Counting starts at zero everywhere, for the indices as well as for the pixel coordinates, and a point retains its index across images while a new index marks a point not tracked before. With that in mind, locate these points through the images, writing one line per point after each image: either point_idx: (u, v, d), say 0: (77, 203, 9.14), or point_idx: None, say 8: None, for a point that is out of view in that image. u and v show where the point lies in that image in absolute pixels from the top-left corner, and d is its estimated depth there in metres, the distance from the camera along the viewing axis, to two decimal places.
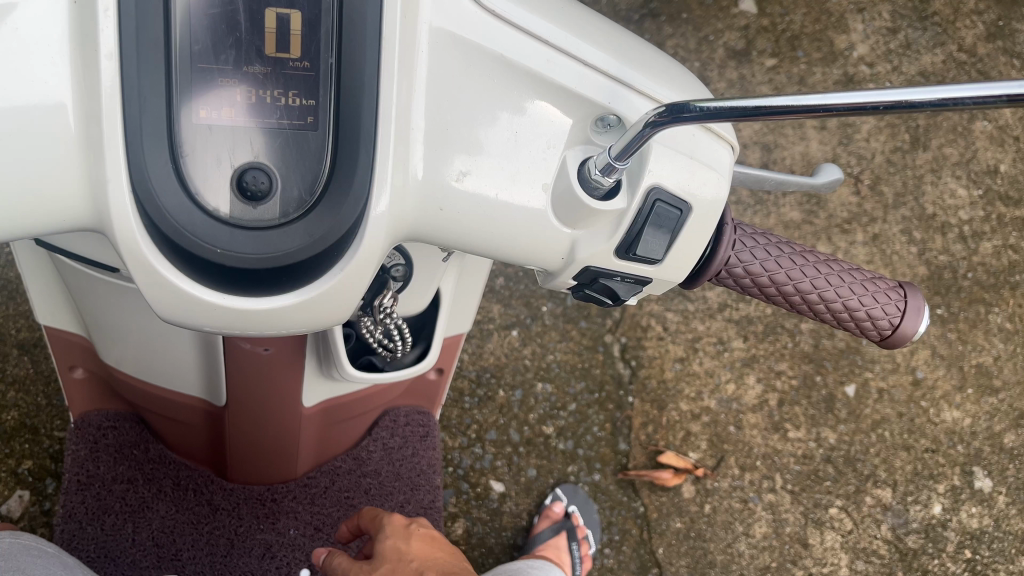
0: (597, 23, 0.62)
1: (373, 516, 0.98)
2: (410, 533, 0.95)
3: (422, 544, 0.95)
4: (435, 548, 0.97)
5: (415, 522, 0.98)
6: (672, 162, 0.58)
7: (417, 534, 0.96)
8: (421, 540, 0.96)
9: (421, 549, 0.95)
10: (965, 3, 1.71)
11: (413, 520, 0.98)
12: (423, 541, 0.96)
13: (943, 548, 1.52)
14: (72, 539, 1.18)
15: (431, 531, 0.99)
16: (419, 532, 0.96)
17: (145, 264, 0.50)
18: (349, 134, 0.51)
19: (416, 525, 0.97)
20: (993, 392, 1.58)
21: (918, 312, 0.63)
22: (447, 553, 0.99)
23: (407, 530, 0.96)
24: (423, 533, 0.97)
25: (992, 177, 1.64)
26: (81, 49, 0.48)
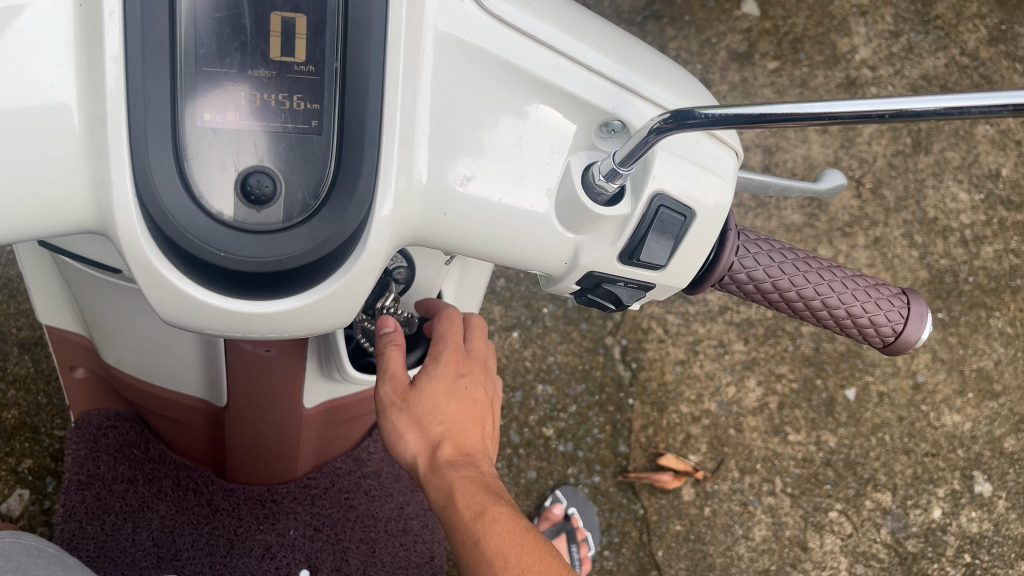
0: (601, 28, 0.62)
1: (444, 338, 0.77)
2: (454, 391, 0.74)
3: (461, 407, 0.75)
4: (476, 415, 0.76)
5: (467, 376, 0.76)
6: (677, 167, 0.58)
7: (463, 394, 0.75)
8: (462, 401, 0.75)
9: (455, 414, 0.74)
10: (968, 7, 1.71)
11: (468, 370, 0.76)
12: (464, 404, 0.75)
13: (943, 552, 1.52)
14: (72, 539, 1.19)
15: (485, 385, 0.78)
16: (468, 391, 0.76)
17: (150, 267, 0.50)
18: (354, 138, 0.51)
19: (468, 378, 0.76)
20: (994, 396, 1.58)
21: (921, 318, 0.63)
22: (488, 421, 0.78)
23: (456, 381, 0.75)
24: (471, 392, 0.76)
25: (994, 181, 1.64)
26: (86, 50, 0.48)
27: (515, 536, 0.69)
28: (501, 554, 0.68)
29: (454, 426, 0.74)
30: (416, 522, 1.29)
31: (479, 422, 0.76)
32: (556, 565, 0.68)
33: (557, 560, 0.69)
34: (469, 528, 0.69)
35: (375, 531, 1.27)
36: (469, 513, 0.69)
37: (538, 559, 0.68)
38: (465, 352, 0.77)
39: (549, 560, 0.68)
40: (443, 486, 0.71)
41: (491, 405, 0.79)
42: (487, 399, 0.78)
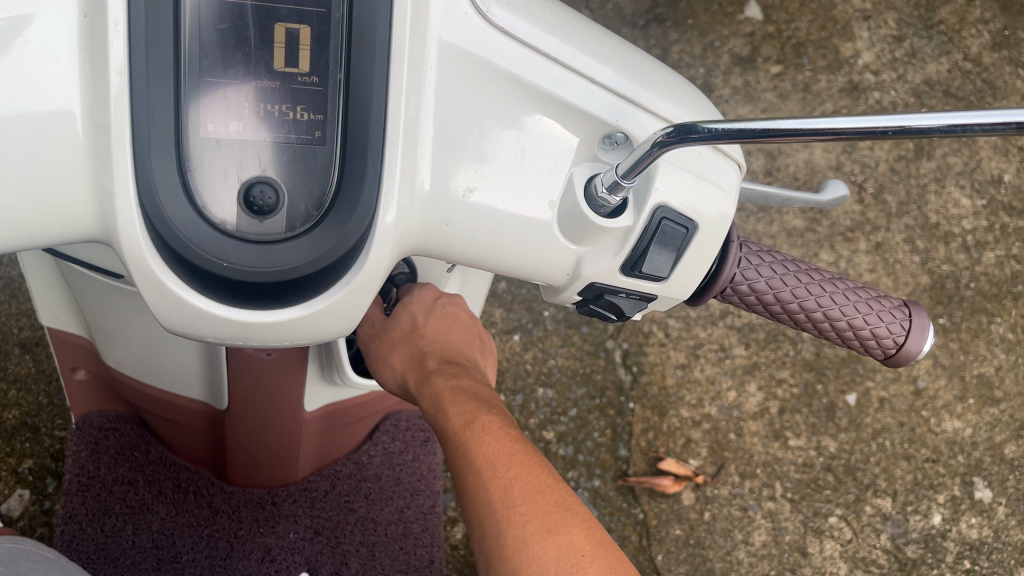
0: (603, 38, 0.62)
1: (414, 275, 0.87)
2: (431, 309, 0.84)
3: (439, 325, 0.84)
4: (455, 333, 0.85)
5: (443, 300, 0.86)
6: (679, 180, 0.58)
7: (440, 314, 0.85)
8: (440, 319, 0.84)
9: (434, 330, 0.83)
10: (971, 12, 1.70)
11: (443, 296, 0.86)
12: (442, 323, 0.84)
13: (943, 558, 1.53)
14: (72, 540, 1.18)
15: (461, 308, 0.88)
16: (444, 309, 0.85)
17: (152, 277, 0.50)
18: (358, 150, 0.51)
19: (444, 300, 0.86)
20: (995, 402, 1.58)
21: (923, 331, 0.63)
22: (469, 341, 0.87)
23: (433, 304, 0.85)
24: (450, 311, 0.86)
25: (996, 186, 1.64)
26: (92, 60, 0.48)
27: (501, 444, 0.70)
28: (489, 461, 0.69)
29: (435, 340, 0.83)
30: (416, 525, 1.29)
31: (459, 338, 0.86)
32: (544, 475, 0.68)
33: (546, 470, 0.69)
34: (460, 436, 0.72)
35: (375, 534, 1.27)
36: (459, 421, 0.73)
37: (523, 464, 0.69)
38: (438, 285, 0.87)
39: (536, 470, 0.68)
40: (434, 390, 0.78)
41: (470, 330, 0.88)
42: (465, 322, 0.88)
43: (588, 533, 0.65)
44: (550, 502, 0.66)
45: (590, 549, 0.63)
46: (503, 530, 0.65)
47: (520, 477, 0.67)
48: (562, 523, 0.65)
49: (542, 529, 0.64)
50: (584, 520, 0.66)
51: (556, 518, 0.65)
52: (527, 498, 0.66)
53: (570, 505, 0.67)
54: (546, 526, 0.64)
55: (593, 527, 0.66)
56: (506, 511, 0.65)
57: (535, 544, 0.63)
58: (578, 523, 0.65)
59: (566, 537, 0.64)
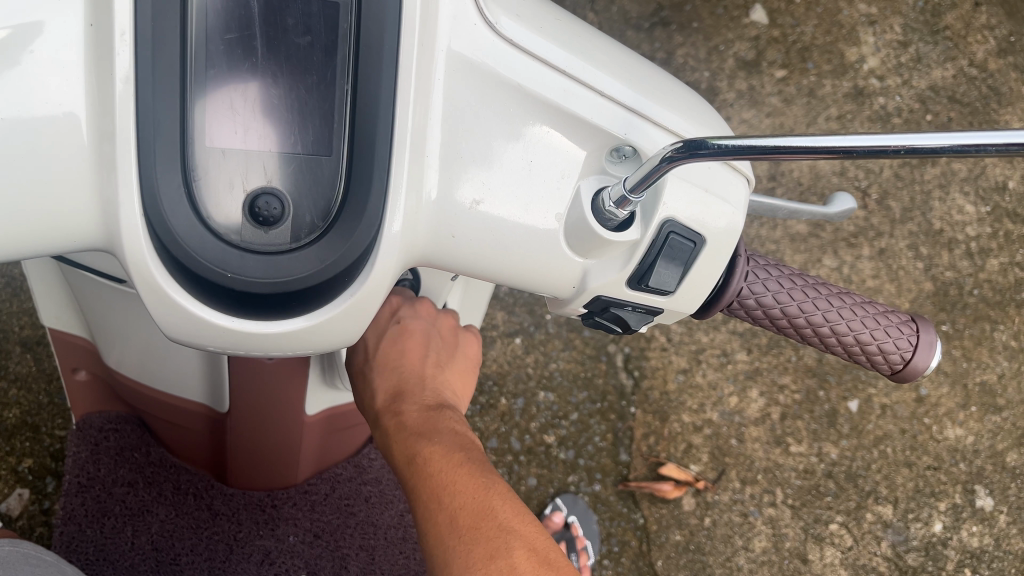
0: (610, 49, 0.62)
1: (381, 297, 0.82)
2: (380, 336, 0.78)
3: (390, 351, 0.78)
4: (411, 358, 0.78)
5: (396, 321, 0.79)
6: (687, 194, 0.58)
7: (393, 338, 0.78)
8: (390, 344, 0.78)
9: (385, 357, 0.78)
10: (977, 18, 1.69)
11: (397, 316, 0.79)
12: (394, 348, 0.78)
13: (943, 566, 1.52)
14: (72, 542, 1.18)
15: (420, 323, 0.79)
16: (394, 332, 0.78)
17: (156, 287, 0.49)
18: (364, 159, 0.51)
19: (397, 320, 0.79)
20: (997, 410, 1.57)
21: (930, 346, 0.63)
22: (431, 359, 0.79)
23: (382, 328, 0.79)
24: (407, 329, 0.79)
25: (1000, 193, 1.63)
26: (97, 69, 0.47)
27: (444, 471, 0.69)
28: (433, 490, 0.68)
29: (386, 369, 0.78)
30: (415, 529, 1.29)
31: (417, 359, 0.78)
32: (489, 497, 0.68)
33: (491, 489, 0.69)
34: (404, 468, 0.71)
35: (375, 538, 1.26)
36: (404, 456, 0.72)
37: (468, 491, 0.68)
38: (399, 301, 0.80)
39: (482, 492, 0.68)
40: (382, 428, 0.75)
41: (434, 344, 0.80)
42: (425, 337, 0.79)
43: (531, 555, 0.66)
44: (492, 527, 0.66)
45: (531, 570, 0.64)
46: (446, 559, 0.65)
47: (463, 506, 0.67)
48: (505, 548, 0.65)
49: (485, 555, 0.64)
50: (528, 541, 0.66)
51: (500, 543, 0.66)
52: (469, 525, 0.66)
53: (515, 526, 0.67)
54: (488, 552, 0.65)
55: (537, 548, 0.66)
56: (448, 541, 0.66)
57: (479, 572, 0.64)
58: (522, 546, 0.66)
59: (508, 561, 0.64)
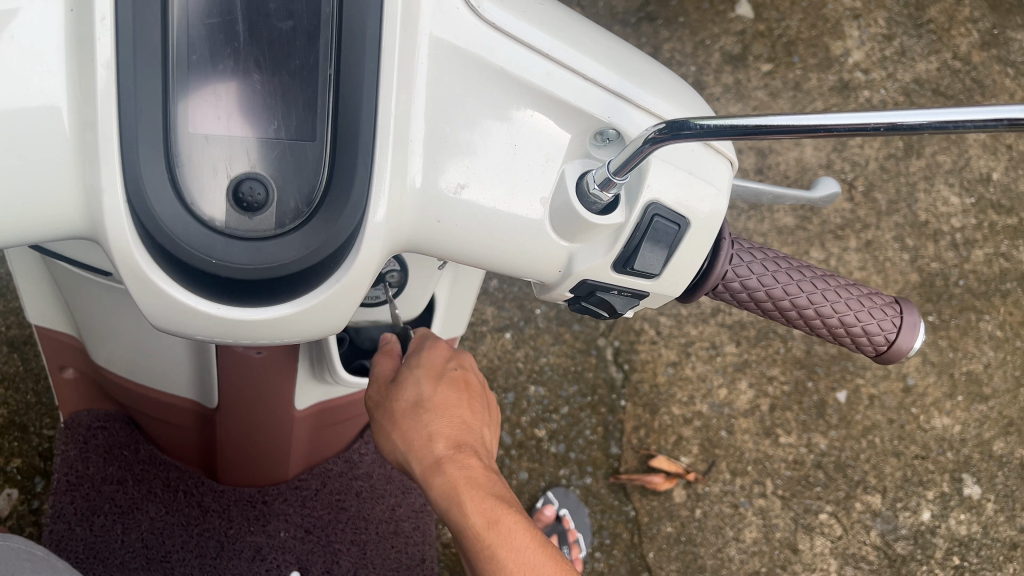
0: (595, 35, 0.62)
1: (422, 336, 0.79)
2: (440, 377, 0.74)
3: (451, 394, 0.74)
4: (468, 404, 0.75)
5: (454, 363, 0.76)
6: (671, 177, 0.58)
7: (454, 380, 0.75)
8: (451, 388, 0.74)
9: (445, 401, 0.73)
10: (960, 11, 1.71)
11: (454, 358, 0.76)
12: (454, 391, 0.74)
13: (931, 554, 1.53)
14: (61, 540, 1.17)
15: (469, 369, 0.78)
16: (454, 377, 0.75)
17: (141, 275, 0.49)
18: (348, 144, 0.51)
19: (453, 363, 0.76)
20: (983, 399, 1.58)
21: (914, 328, 0.63)
22: (480, 412, 0.76)
23: (439, 370, 0.75)
24: (459, 376, 0.76)
25: (984, 185, 1.65)
26: (77, 56, 0.47)
27: (523, 541, 0.72)
28: (514, 560, 0.72)
29: (446, 414, 0.73)
30: (407, 523, 1.29)
31: (471, 412, 0.75)
32: (556, 561, 0.74)
33: (555, 553, 0.74)
34: (480, 535, 0.71)
35: (367, 533, 1.26)
36: (483, 521, 0.71)
37: (543, 558, 0.73)
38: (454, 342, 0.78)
39: (550, 559, 0.73)
40: (448, 485, 0.71)
41: (483, 396, 0.78)
42: (477, 387, 0.77)
43: None
44: None
45: None
46: None
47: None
48: None
49: None
50: None
51: None
52: None
53: None
54: None
55: None
56: None
57: None
58: None
59: None
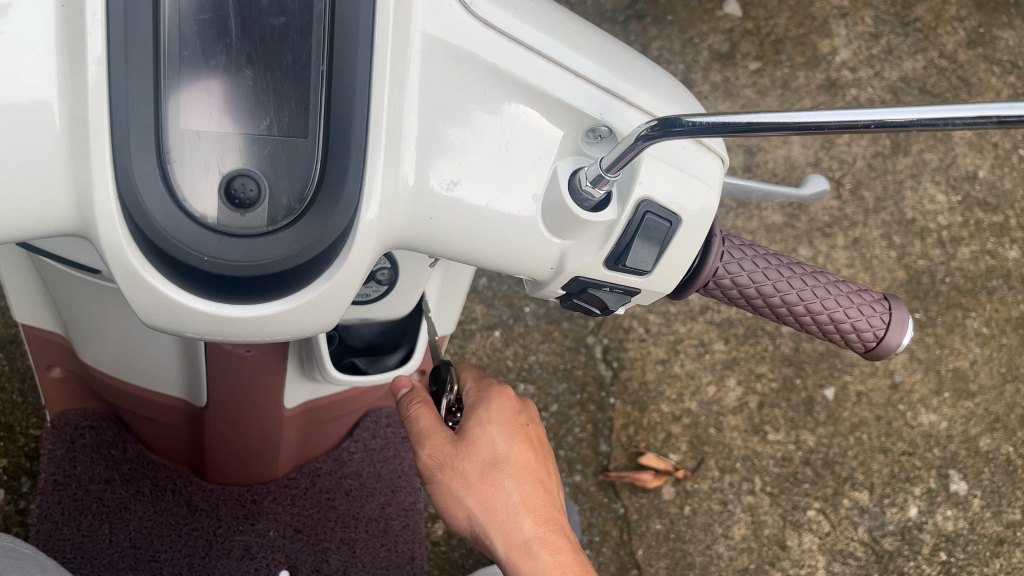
0: (588, 33, 0.62)
1: (478, 378, 0.81)
2: (514, 436, 0.78)
3: (525, 454, 0.78)
4: (539, 463, 0.79)
5: (524, 417, 0.80)
6: (663, 175, 0.58)
7: (523, 434, 0.79)
8: (524, 446, 0.79)
9: (520, 462, 0.78)
10: (946, 10, 1.72)
11: (523, 411, 0.80)
12: (527, 449, 0.79)
13: (918, 550, 1.54)
14: (48, 540, 1.16)
15: (534, 420, 0.82)
16: (526, 435, 0.79)
17: (131, 272, 0.49)
18: (339, 140, 0.50)
19: (523, 418, 0.80)
20: (970, 396, 1.59)
21: (902, 324, 0.64)
22: (547, 466, 0.81)
23: (513, 427, 0.78)
24: (528, 432, 0.80)
25: (970, 182, 1.66)
26: (69, 52, 0.47)
27: None
28: None
29: (521, 476, 0.77)
30: (397, 522, 1.28)
31: (542, 471, 0.80)
32: None
33: None
34: None
35: (356, 531, 1.26)
36: None
37: None
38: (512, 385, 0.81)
39: None
40: (536, 561, 0.76)
41: (545, 447, 0.83)
42: (540, 439, 0.82)
43: None
44: None
45: None
46: None
47: None
48: None
49: None
50: None
51: None
52: None
53: None
54: None
55: None
56: None
57: None
58: None
59: None
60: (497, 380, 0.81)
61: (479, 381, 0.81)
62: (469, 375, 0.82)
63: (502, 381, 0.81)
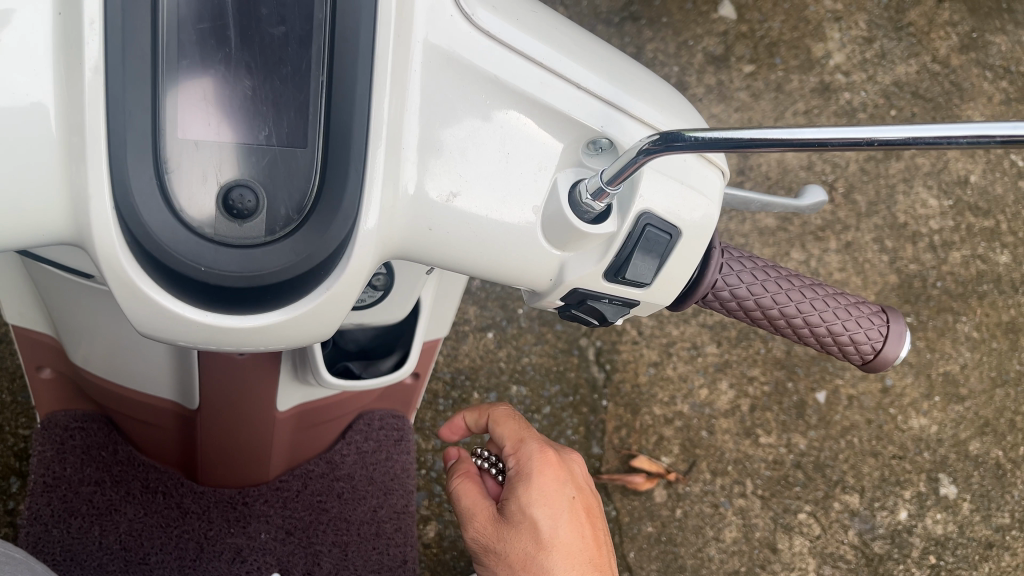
0: (589, 44, 0.62)
1: (514, 442, 0.85)
2: (559, 519, 0.81)
3: (572, 535, 0.82)
4: (585, 542, 0.83)
5: (570, 494, 0.83)
6: (662, 188, 0.58)
7: (567, 511, 0.82)
8: (570, 526, 0.82)
9: (567, 544, 0.81)
10: (940, 15, 1.72)
11: (569, 488, 0.84)
12: (573, 529, 0.82)
13: (908, 553, 1.55)
14: (37, 542, 1.11)
15: (581, 495, 0.85)
16: (571, 516, 0.82)
17: (127, 281, 0.48)
18: (339, 150, 0.50)
19: (569, 497, 0.83)
20: (960, 400, 1.59)
21: (900, 336, 0.64)
22: (597, 542, 0.85)
23: (557, 510, 0.82)
24: (573, 510, 0.83)
25: (962, 187, 1.66)
26: (66, 59, 0.46)
27: None
28: None
29: (568, 556, 0.81)
30: (389, 525, 1.24)
31: (591, 551, 0.83)
32: None
33: None
34: None
35: (348, 534, 1.22)
36: None
37: None
38: (554, 454, 0.84)
39: None
40: None
41: (594, 521, 0.86)
42: (587, 514, 0.85)
43: None
44: None
45: None
46: None
47: None
48: None
49: None
50: None
51: None
52: None
53: None
54: None
55: None
56: None
57: None
58: None
59: None
60: (537, 448, 0.84)
61: (518, 448, 0.84)
62: (506, 438, 0.86)
63: (542, 450, 0.84)
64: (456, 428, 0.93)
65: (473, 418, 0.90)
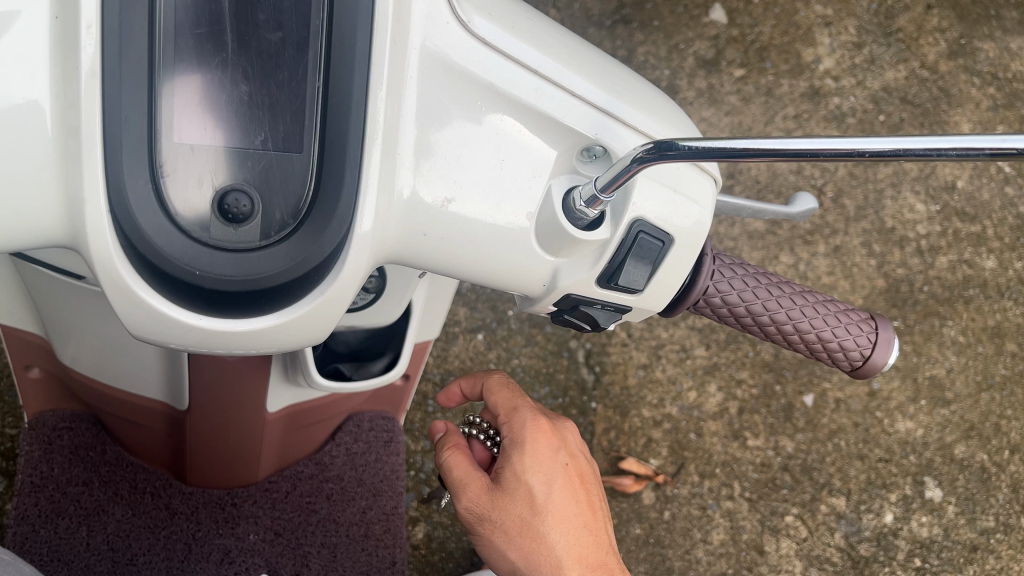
0: (584, 53, 0.63)
1: (507, 410, 0.85)
2: (553, 483, 0.83)
3: (566, 500, 0.83)
4: (579, 505, 0.84)
5: (563, 458, 0.84)
6: (656, 195, 0.59)
7: (559, 477, 0.83)
8: (564, 490, 0.83)
9: (561, 509, 0.83)
10: (928, 21, 1.73)
11: (562, 452, 0.85)
12: (566, 493, 0.83)
13: (893, 556, 1.56)
14: (24, 542, 1.09)
15: (576, 460, 0.86)
16: (565, 478, 0.84)
17: (121, 284, 0.48)
18: (334, 156, 0.50)
19: (563, 460, 0.84)
20: (946, 404, 1.60)
21: (888, 343, 0.65)
22: (591, 506, 0.86)
23: (550, 473, 0.83)
24: (568, 473, 0.84)
25: (949, 193, 1.67)
26: (63, 63, 0.46)
27: None
28: None
29: (561, 521, 0.82)
30: (377, 526, 1.24)
31: (584, 513, 0.85)
32: None
33: None
34: None
35: (337, 535, 1.21)
36: None
37: None
38: (546, 422, 0.85)
39: None
40: None
41: (587, 484, 0.87)
42: (582, 479, 0.86)
43: None
44: None
45: None
46: None
47: None
48: None
49: None
50: None
51: None
52: None
53: None
54: None
55: None
56: None
57: None
58: None
59: None
60: (530, 415, 0.84)
61: (511, 417, 0.85)
62: (499, 406, 0.86)
63: (535, 418, 0.84)
64: (452, 395, 0.93)
65: (467, 385, 0.90)
